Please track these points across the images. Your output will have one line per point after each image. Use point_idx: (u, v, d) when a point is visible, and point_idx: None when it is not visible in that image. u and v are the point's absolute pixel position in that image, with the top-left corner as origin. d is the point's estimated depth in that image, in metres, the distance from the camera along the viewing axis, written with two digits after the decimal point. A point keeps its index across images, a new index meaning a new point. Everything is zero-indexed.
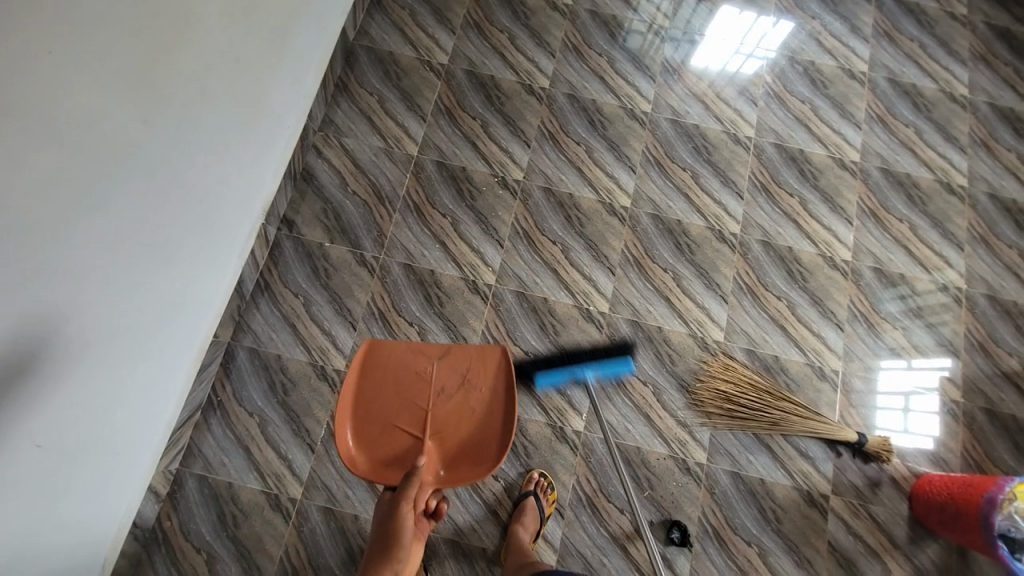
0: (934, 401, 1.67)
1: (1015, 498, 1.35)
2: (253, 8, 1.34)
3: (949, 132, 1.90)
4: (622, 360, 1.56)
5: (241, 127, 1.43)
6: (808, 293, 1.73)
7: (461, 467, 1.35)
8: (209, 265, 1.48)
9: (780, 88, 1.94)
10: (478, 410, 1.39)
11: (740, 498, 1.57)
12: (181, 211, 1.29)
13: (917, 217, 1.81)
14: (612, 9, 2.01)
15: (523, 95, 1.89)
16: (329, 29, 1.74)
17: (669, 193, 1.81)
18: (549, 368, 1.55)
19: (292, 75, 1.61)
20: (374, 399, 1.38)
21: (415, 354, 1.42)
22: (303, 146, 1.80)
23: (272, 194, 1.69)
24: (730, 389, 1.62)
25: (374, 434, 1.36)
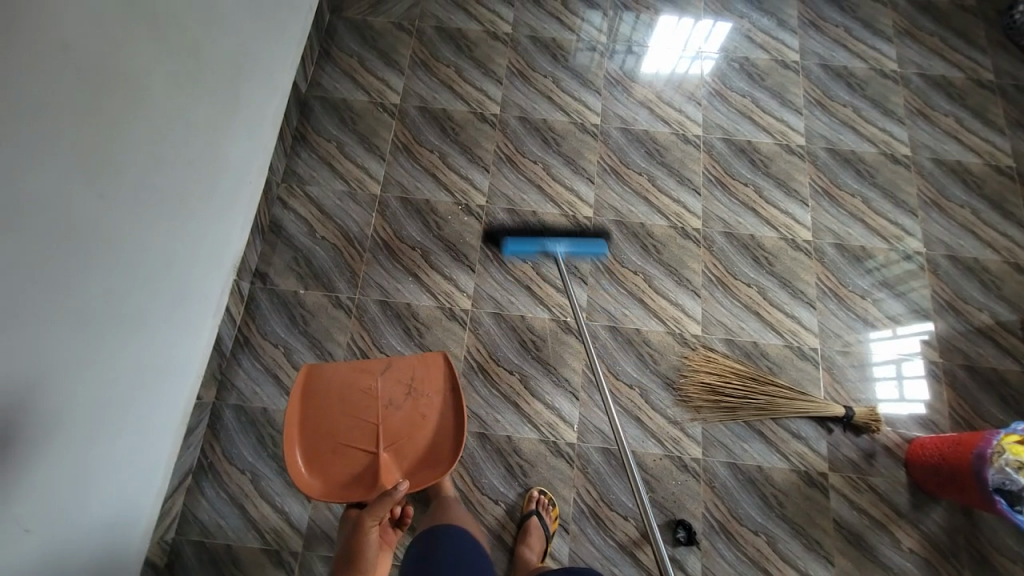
0: (919, 366, 1.70)
1: (1003, 451, 1.36)
2: (201, 74, 1.39)
3: (886, 106, 1.99)
4: (595, 243, 1.52)
5: (202, 189, 1.47)
6: (776, 277, 1.78)
7: (422, 472, 1.38)
8: (185, 327, 1.50)
9: (720, 86, 2.02)
10: (430, 414, 1.43)
11: (740, 488, 1.57)
12: (149, 274, 1.31)
13: (869, 189, 1.88)
14: (551, 33, 2.09)
15: (476, 123, 1.95)
16: (279, 85, 1.79)
17: (629, 199, 1.86)
18: (519, 238, 1.52)
19: (247, 132, 1.65)
20: (322, 422, 1.39)
21: (357, 371, 1.43)
22: (268, 198, 1.83)
23: (242, 249, 1.72)
24: (714, 381, 1.63)
25: (329, 457, 1.38)
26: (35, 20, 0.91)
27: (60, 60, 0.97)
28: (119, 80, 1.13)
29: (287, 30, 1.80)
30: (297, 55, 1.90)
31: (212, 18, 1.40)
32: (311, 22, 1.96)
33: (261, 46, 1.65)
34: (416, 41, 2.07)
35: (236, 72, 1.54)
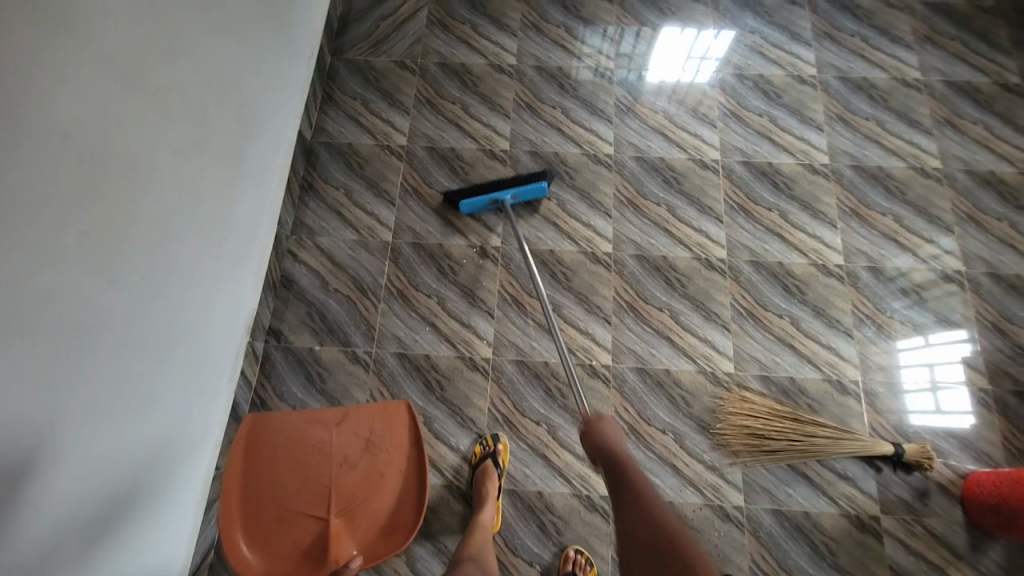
0: (959, 372, 1.62)
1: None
2: (204, 139, 1.35)
3: (911, 117, 1.91)
4: (535, 184, 1.72)
5: (210, 255, 1.42)
6: (809, 306, 1.70)
7: (376, 539, 1.31)
8: (200, 397, 1.44)
9: (735, 106, 1.95)
10: (386, 474, 1.36)
11: (787, 537, 1.49)
12: (163, 352, 1.26)
13: (900, 207, 1.79)
14: (555, 61, 2.04)
15: (486, 160, 1.90)
16: (284, 137, 1.76)
17: (649, 231, 1.80)
18: (469, 196, 1.74)
19: (254, 189, 1.61)
20: (268, 484, 1.32)
21: (311, 427, 1.37)
22: (278, 252, 1.79)
23: (255, 308, 1.68)
24: (752, 423, 1.55)
25: (276, 524, 1.30)
26: (31, 112, 0.87)
27: (59, 148, 0.93)
28: (122, 159, 1.08)
29: (289, 80, 1.77)
30: (301, 103, 1.86)
31: (212, 79, 1.36)
32: (312, 68, 1.93)
33: (263, 100, 1.62)
34: (420, 79, 2.02)
35: (239, 131, 1.50)
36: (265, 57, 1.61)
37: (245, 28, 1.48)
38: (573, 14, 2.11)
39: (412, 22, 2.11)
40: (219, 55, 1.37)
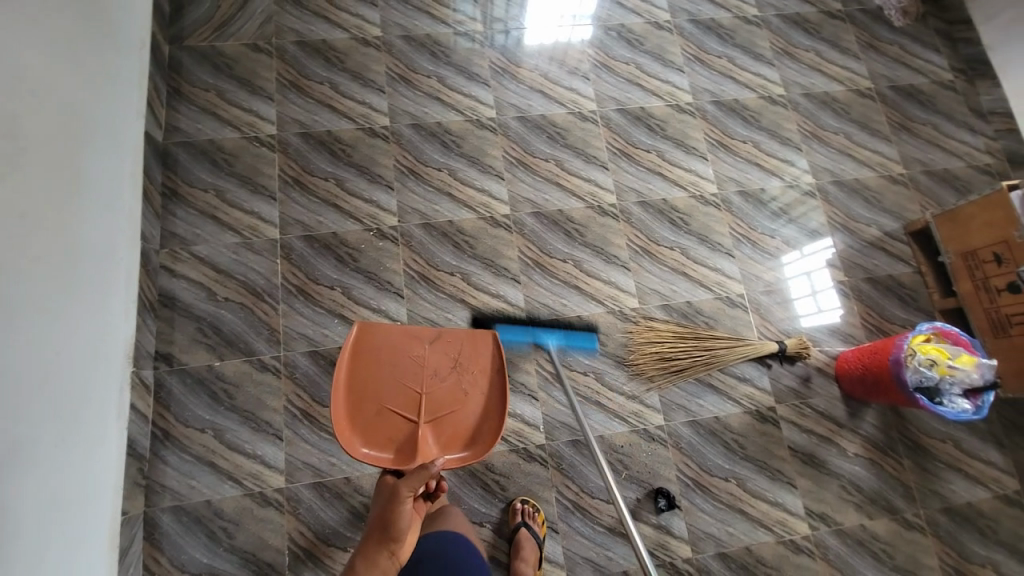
0: (829, 275, 1.86)
1: (915, 352, 1.53)
2: (22, 152, 1.18)
3: (756, 52, 2.09)
4: (585, 336, 1.65)
5: (58, 283, 1.27)
6: (694, 234, 1.84)
7: (458, 446, 1.33)
8: (82, 441, 1.31)
9: (604, 57, 2.02)
10: (473, 391, 1.36)
11: (704, 442, 1.66)
12: (21, 399, 1.12)
13: (757, 133, 1.98)
14: (422, 30, 1.97)
15: (367, 139, 1.82)
16: (125, 142, 1.58)
17: (542, 188, 1.84)
18: (511, 326, 1.60)
19: (99, 205, 1.45)
20: (367, 384, 1.32)
21: (408, 339, 1.35)
22: (148, 270, 1.61)
23: (131, 334, 1.52)
24: (660, 349, 1.68)
25: (369, 420, 1.31)
26: None
27: None
28: None
29: (117, 78, 1.58)
30: (138, 101, 1.67)
31: (15, 85, 1.18)
32: (144, 61, 1.73)
33: (87, 104, 1.43)
34: (279, 60, 1.87)
35: (65, 140, 1.33)
36: (79, 54, 1.43)
37: (44, 25, 1.30)
38: None
39: None
40: (18, 56, 1.20)
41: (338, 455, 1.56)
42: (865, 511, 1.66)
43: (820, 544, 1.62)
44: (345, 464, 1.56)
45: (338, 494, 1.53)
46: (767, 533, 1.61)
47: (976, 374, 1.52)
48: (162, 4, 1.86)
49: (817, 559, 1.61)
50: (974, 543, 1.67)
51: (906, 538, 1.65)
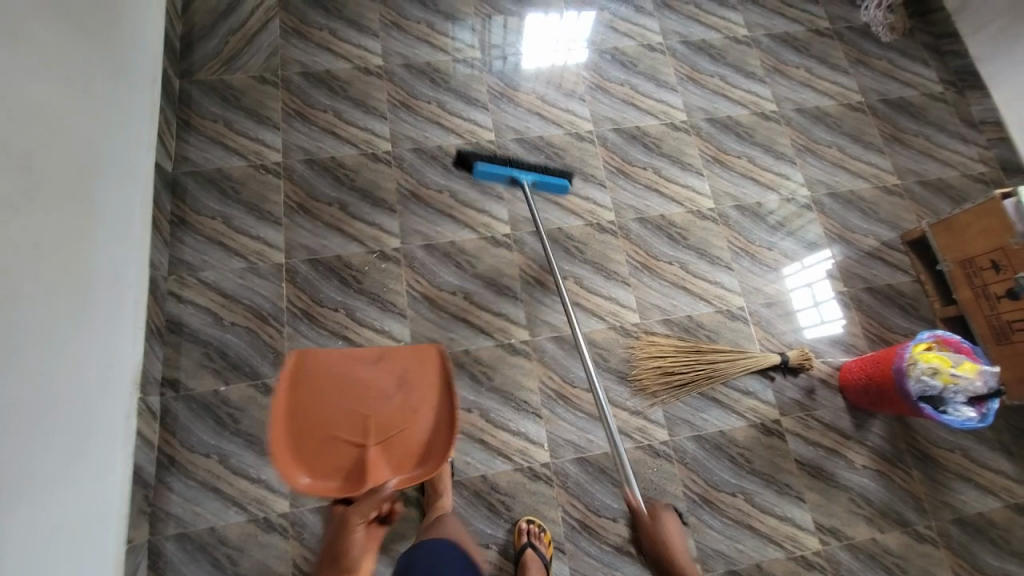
0: (831, 286, 1.88)
1: (917, 361, 1.52)
2: (39, 188, 1.27)
3: (832, 62, 2.17)
4: (557, 179, 1.70)
5: (70, 314, 1.33)
6: (791, 235, 1.93)
7: (417, 466, 1.19)
8: (90, 467, 1.36)
9: (689, 71, 2.12)
10: (433, 403, 1.23)
11: (821, 434, 1.73)
12: (33, 425, 1.18)
13: (841, 138, 2.06)
14: (518, 51, 2.10)
15: (475, 153, 1.93)
16: (138, 177, 1.67)
17: (643, 195, 1.94)
18: (491, 163, 1.68)
19: (111, 236, 1.52)
20: (308, 409, 1.18)
21: (348, 360, 1.24)
22: (157, 297, 1.67)
23: (139, 360, 1.58)
24: (663, 362, 1.72)
25: (309, 452, 1.16)
26: None
27: None
28: None
29: (132, 115, 1.68)
30: (151, 135, 1.76)
31: (36, 126, 1.27)
32: (156, 97, 1.82)
33: (103, 141, 1.53)
34: (389, 82, 2.00)
35: (79, 175, 1.41)
36: (97, 95, 1.52)
37: (62, 70, 1.39)
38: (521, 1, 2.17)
39: (265, 33, 2.03)
40: (39, 100, 1.29)
41: (472, 454, 1.63)
42: (984, 501, 1.69)
43: (943, 533, 1.65)
44: (479, 462, 1.63)
45: (475, 492, 1.60)
46: (890, 524, 1.65)
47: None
48: (173, 41, 1.95)
49: (941, 547, 1.64)
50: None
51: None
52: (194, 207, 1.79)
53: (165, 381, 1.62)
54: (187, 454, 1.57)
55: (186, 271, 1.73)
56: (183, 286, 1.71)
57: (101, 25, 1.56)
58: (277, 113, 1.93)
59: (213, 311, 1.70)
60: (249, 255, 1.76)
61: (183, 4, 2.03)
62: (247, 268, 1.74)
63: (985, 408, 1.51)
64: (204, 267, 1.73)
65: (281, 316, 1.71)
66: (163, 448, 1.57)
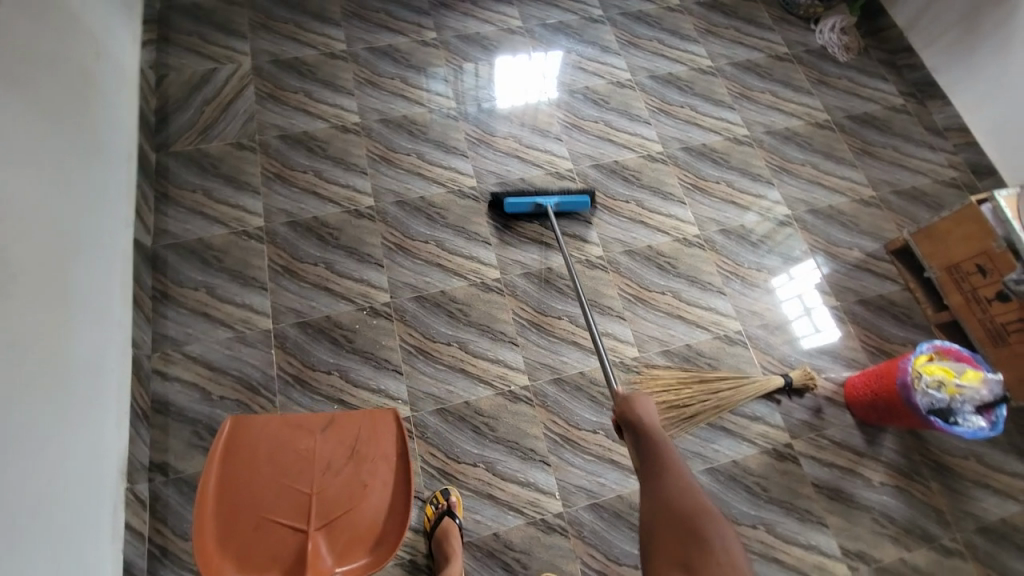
0: (821, 295, 1.90)
1: (921, 373, 1.53)
2: (13, 279, 1.23)
3: (795, 84, 2.25)
4: (579, 198, 1.87)
5: (50, 406, 1.27)
6: (777, 254, 1.95)
7: (361, 548, 1.21)
8: (79, 569, 1.27)
9: (659, 103, 2.18)
10: (378, 481, 1.26)
11: (833, 454, 1.69)
12: (15, 532, 1.10)
13: (813, 156, 2.12)
14: (492, 97, 2.14)
15: (458, 201, 1.94)
16: (114, 256, 1.64)
17: (628, 227, 1.95)
18: (518, 196, 1.85)
19: (90, 319, 1.48)
20: (247, 488, 1.21)
21: (295, 432, 1.28)
22: (141, 376, 1.61)
23: (125, 446, 1.51)
24: (667, 398, 1.66)
25: (248, 536, 1.18)
26: None
27: None
28: None
29: (108, 196, 1.66)
30: (126, 212, 1.74)
31: (7, 216, 1.25)
32: (130, 171, 1.81)
33: (79, 223, 1.50)
34: (367, 138, 2.02)
35: (56, 261, 1.38)
36: (71, 179, 1.51)
37: (32, 157, 1.37)
38: (491, 50, 2.23)
39: (240, 100, 2.05)
40: (10, 189, 1.27)
41: (482, 511, 1.56)
42: (1006, 507, 1.65)
43: (971, 545, 1.60)
44: (490, 519, 1.56)
45: (489, 551, 1.52)
46: (917, 542, 1.60)
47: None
48: (147, 116, 1.96)
49: (971, 561, 1.59)
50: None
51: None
52: (177, 279, 1.75)
53: (155, 465, 1.54)
54: (180, 542, 1.47)
55: (171, 346, 1.67)
56: (168, 362, 1.65)
57: (69, 107, 1.55)
58: (257, 177, 1.92)
59: (201, 386, 1.64)
60: (235, 323, 1.71)
61: (155, 78, 2.04)
62: (234, 337, 1.70)
63: (995, 415, 1.51)
64: (190, 340, 1.68)
65: (272, 383, 1.65)
66: (155, 538, 1.47)
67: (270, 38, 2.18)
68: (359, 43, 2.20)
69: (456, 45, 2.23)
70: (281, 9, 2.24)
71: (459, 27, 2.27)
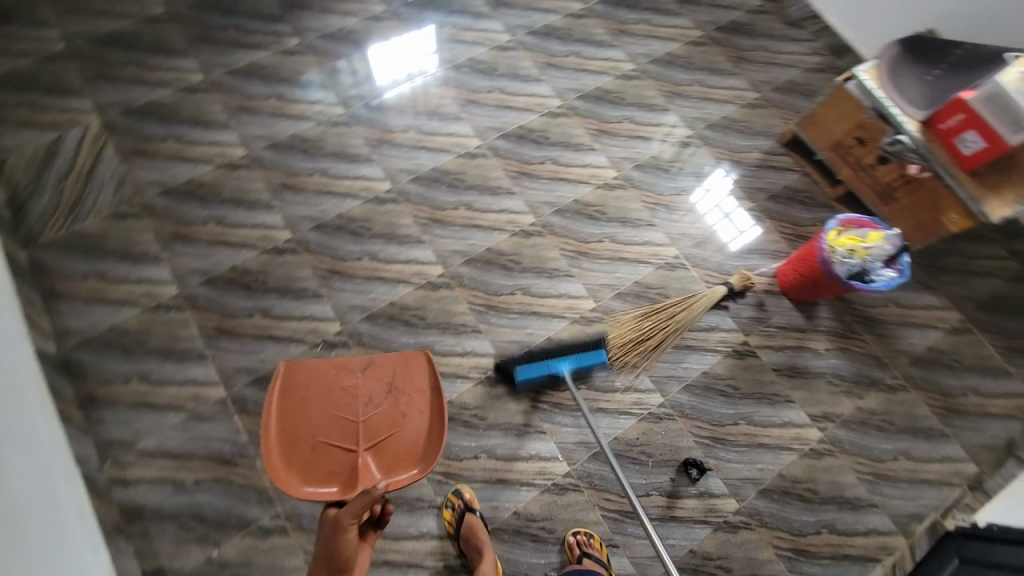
0: (735, 201, 2.04)
1: (834, 248, 1.71)
2: None
3: (663, 8, 2.33)
4: (595, 353, 1.68)
5: (31, 545, 1.12)
6: (690, 175, 2.06)
7: (405, 468, 1.27)
8: None
9: (545, 57, 2.18)
10: (416, 412, 1.32)
11: (783, 338, 1.87)
12: None
13: (697, 74, 2.22)
14: (378, 91, 2.05)
15: (379, 208, 1.87)
16: (27, 371, 1.44)
17: (550, 188, 1.97)
18: (528, 363, 1.65)
19: (30, 442, 1.31)
20: (300, 421, 1.28)
21: (337, 369, 1.33)
22: (100, 493, 1.48)
23: (110, 566, 1.38)
24: (635, 337, 1.77)
25: (307, 459, 1.25)
26: None
27: None
28: None
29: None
30: (20, 321, 1.52)
31: None
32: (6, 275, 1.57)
33: None
34: (260, 169, 1.88)
35: None
36: None
37: None
38: (362, 43, 2.11)
39: (102, 166, 1.83)
40: None
41: (496, 497, 1.60)
42: (926, 335, 1.91)
43: (908, 376, 1.86)
44: (506, 500, 1.60)
45: (515, 530, 1.58)
46: (867, 389, 1.83)
47: (977, 144, 1.62)
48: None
49: (911, 389, 1.84)
50: (1020, 321, 1.94)
51: (970, 342, 1.91)
52: (102, 378, 1.59)
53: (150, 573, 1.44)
54: None
55: (121, 449, 1.53)
56: (125, 466, 1.52)
57: None
58: (153, 243, 1.75)
59: (170, 478, 1.52)
60: (184, 402, 1.59)
61: None
62: (189, 417, 1.58)
63: (900, 264, 1.70)
64: (140, 436, 1.55)
65: (247, 450, 1.57)
66: None
67: (113, 88, 1.93)
68: (217, 68, 2.01)
69: (324, 47, 2.09)
70: (114, 51, 1.99)
71: (320, 25, 2.12)
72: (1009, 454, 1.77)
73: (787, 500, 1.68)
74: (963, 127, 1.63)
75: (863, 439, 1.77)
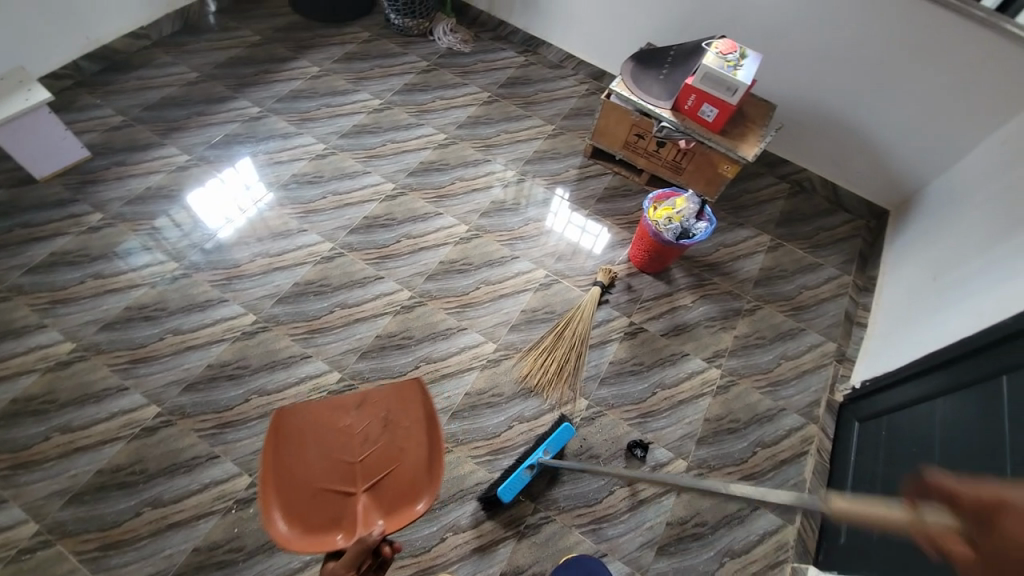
0: (574, 213, 2.33)
1: (657, 221, 2.02)
2: None
3: (450, 83, 2.66)
4: (558, 429, 1.67)
5: None
6: (528, 205, 2.31)
7: (410, 506, 1.07)
8: None
9: (364, 152, 2.33)
10: (414, 442, 1.14)
11: (657, 306, 2.13)
12: None
13: (499, 125, 2.55)
14: (210, 233, 2.00)
15: (251, 342, 1.79)
16: None
17: (414, 260, 2.07)
18: (507, 478, 1.60)
19: None
20: (299, 466, 1.08)
21: (331, 408, 1.16)
22: None
23: None
24: (551, 366, 1.88)
25: (307, 507, 1.04)
26: None
27: None
28: None
29: None
30: None
31: None
32: None
33: None
34: (100, 354, 1.70)
35: None
36: None
37: None
38: (177, 194, 2.07)
39: None
40: None
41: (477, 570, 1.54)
42: (753, 260, 2.33)
43: (756, 296, 2.22)
44: (488, 568, 1.55)
45: None
46: (734, 319, 2.15)
47: (714, 112, 2.11)
48: None
49: (764, 305, 2.20)
50: (808, 224, 2.46)
51: (785, 253, 2.36)
52: None
53: None
54: None
55: None
56: None
57: None
58: None
59: None
60: None
61: None
62: None
63: (707, 215, 2.07)
64: None
65: None
66: None
67: None
68: (12, 271, 1.80)
69: (134, 212, 2.00)
70: None
71: (123, 192, 2.04)
72: (849, 324, 2.19)
73: (721, 438, 1.87)
74: (699, 103, 2.11)
75: (750, 360, 2.05)
